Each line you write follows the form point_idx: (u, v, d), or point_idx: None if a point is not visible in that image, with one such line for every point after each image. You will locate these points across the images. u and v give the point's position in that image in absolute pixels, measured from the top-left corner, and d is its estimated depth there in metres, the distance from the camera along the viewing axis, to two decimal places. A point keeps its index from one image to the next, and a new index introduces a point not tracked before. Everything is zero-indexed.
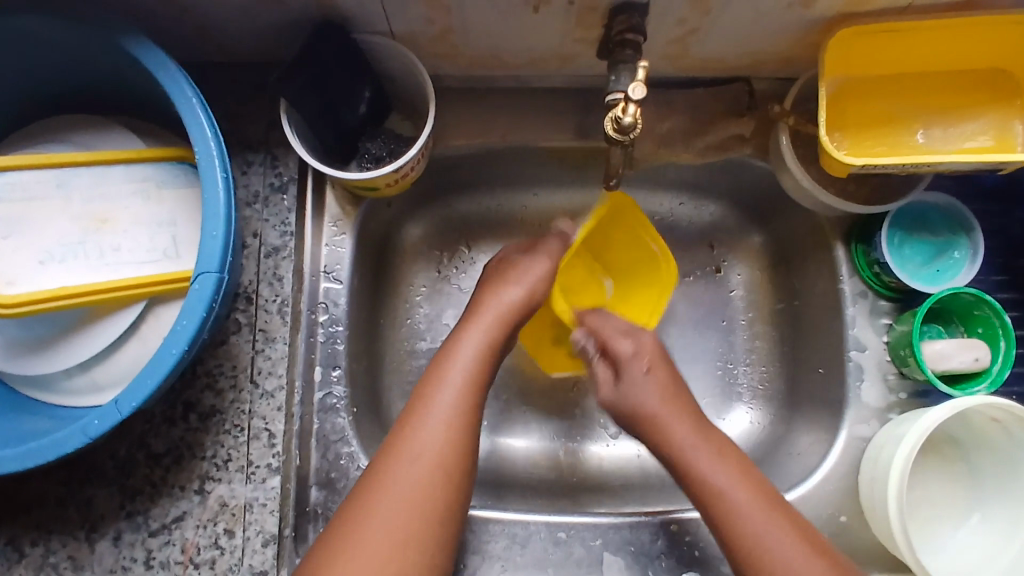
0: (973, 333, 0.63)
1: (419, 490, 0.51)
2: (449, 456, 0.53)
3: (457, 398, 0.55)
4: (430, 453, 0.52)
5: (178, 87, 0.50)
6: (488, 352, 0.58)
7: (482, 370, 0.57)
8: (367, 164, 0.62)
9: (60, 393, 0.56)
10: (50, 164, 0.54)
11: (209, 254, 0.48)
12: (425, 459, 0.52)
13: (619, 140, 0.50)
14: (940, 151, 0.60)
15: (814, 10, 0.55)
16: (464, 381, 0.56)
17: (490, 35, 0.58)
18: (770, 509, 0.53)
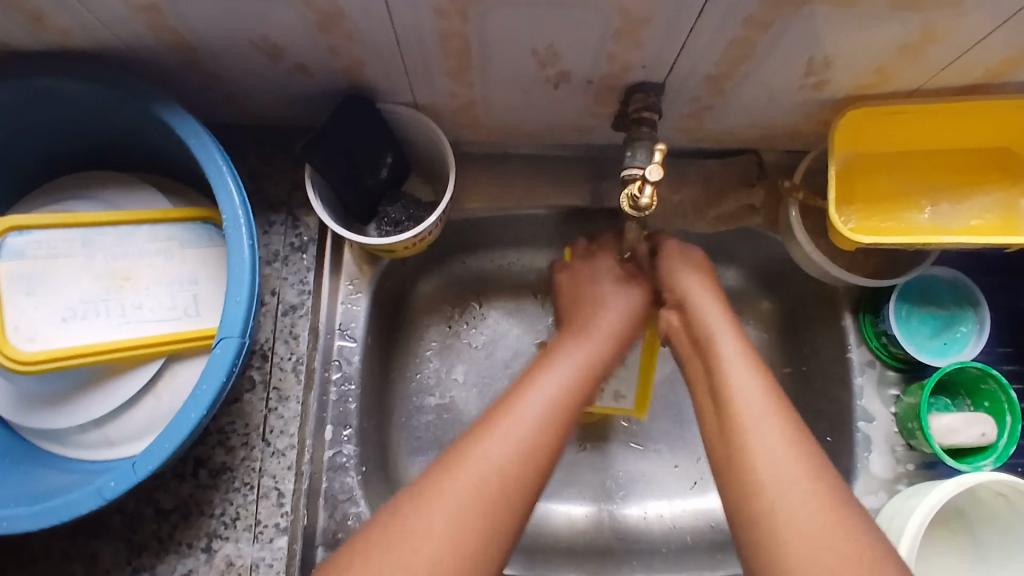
0: (980, 407, 0.64)
1: (480, 507, 0.46)
2: (505, 477, 0.47)
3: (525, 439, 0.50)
4: (487, 484, 0.47)
5: (208, 154, 0.52)
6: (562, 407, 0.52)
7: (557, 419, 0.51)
8: (386, 228, 0.64)
9: (73, 447, 0.57)
10: (77, 223, 0.56)
11: (231, 319, 0.50)
12: (487, 480, 0.47)
13: (636, 216, 0.52)
14: (947, 228, 0.61)
15: (824, 93, 0.57)
16: (537, 422, 0.51)
17: (510, 107, 0.60)
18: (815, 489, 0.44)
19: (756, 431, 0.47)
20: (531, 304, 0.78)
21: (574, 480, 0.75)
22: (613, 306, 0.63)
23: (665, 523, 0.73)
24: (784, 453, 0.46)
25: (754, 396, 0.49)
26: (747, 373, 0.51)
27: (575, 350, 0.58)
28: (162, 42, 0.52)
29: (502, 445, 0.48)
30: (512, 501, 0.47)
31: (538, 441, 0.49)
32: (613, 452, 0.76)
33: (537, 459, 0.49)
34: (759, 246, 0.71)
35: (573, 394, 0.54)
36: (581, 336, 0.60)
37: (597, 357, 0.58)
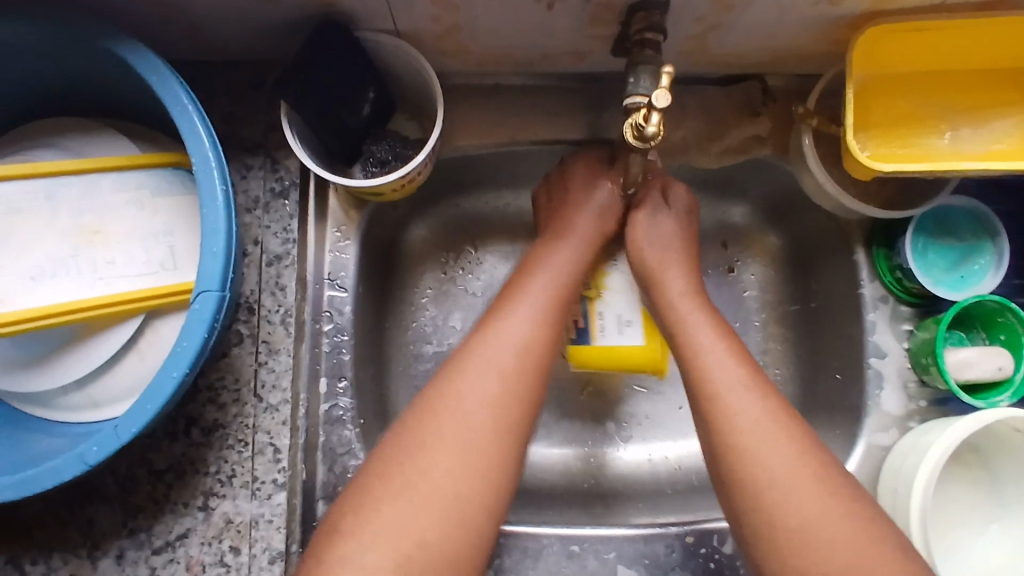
0: (996, 340, 0.62)
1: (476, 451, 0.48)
2: (496, 399, 0.50)
3: (501, 378, 0.50)
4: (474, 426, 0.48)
5: (171, 92, 0.47)
6: (542, 322, 0.55)
7: (539, 338, 0.53)
8: (372, 168, 0.61)
9: (56, 410, 0.54)
10: (38, 174, 0.52)
11: (209, 272, 0.47)
12: (471, 419, 0.49)
13: (641, 147, 0.48)
14: (968, 153, 0.57)
15: (842, 8, 0.52)
16: (511, 350, 0.52)
17: (500, 31, 0.56)
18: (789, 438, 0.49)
19: (728, 399, 0.51)
20: (529, 246, 0.75)
21: (578, 424, 0.73)
22: (597, 198, 0.63)
23: (670, 464, 0.72)
24: (759, 410, 0.50)
25: (732, 382, 0.52)
26: (720, 351, 0.54)
27: (556, 255, 0.60)
28: None
29: (494, 382, 0.50)
30: (506, 422, 0.49)
31: (523, 359, 0.52)
32: (617, 394, 0.74)
33: (531, 379, 0.52)
34: (767, 179, 0.68)
35: (561, 290, 0.57)
36: (561, 237, 0.62)
37: (579, 258, 0.60)
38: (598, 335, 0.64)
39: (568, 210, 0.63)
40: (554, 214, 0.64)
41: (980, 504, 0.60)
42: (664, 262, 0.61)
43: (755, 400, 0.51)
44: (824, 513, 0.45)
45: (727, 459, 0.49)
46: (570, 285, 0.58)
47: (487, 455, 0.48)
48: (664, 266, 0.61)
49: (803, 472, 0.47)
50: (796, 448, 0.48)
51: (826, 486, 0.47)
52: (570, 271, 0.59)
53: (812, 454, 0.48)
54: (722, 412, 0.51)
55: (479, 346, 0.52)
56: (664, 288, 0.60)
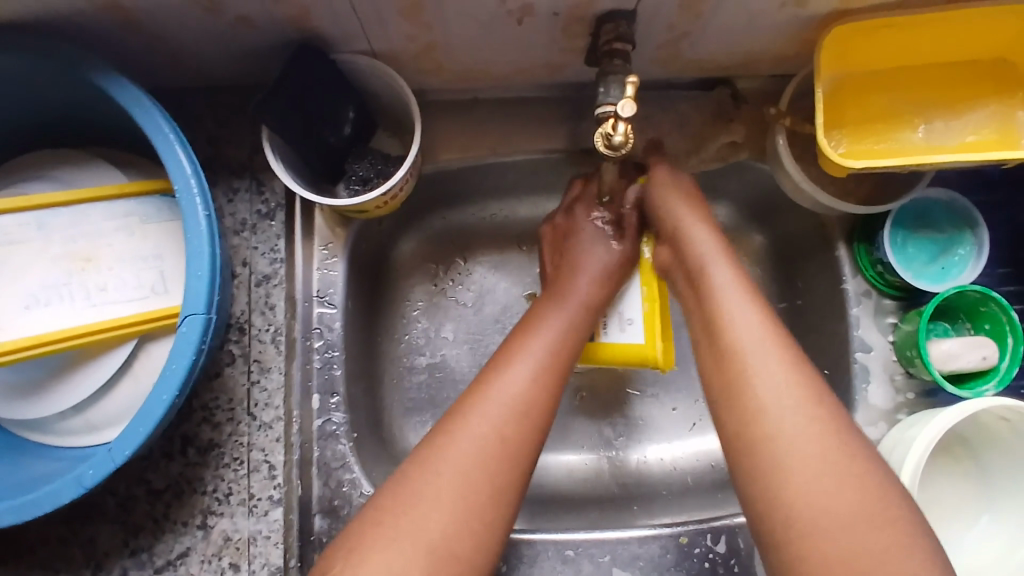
0: (981, 330, 0.62)
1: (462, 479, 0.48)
2: (499, 454, 0.50)
3: (493, 428, 0.51)
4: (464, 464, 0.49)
5: (153, 122, 0.49)
6: (545, 381, 0.54)
7: (536, 402, 0.52)
8: (355, 186, 0.61)
9: (55, 434, 0.56)
10: (29, 206, 0.53)
11: (195, 295, 0.48)
12: (466, 459, 0.49)
13: (611, 155, 0.49)
14: (941, 147, 0.58)
15: (807, 10, 0.53)
16: (508, 409, 0.52)
17: (474, 47, 0.57)
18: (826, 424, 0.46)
19: (749, 367, 0.48)
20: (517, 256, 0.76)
21: (572, 429, 0.74)
22: (593, 259, 0.62)
23: (664, 465, 0.73)
24: (780, 378, 0.48)
25: (765, 359, 0.48)
26: (743, 304, 0.51)
27: (551, 320, 0.58)
28: (93, 5, 0.48)
29: (492, 418, 0.51)
30: (496, 485, 0.49)
31: (513, 446, 0.50)
32: (610, 398, 0.75)
33: (521, 447, 0.51)
34: (748, 179, 0.69)
35: (557, 361, 0.55)
36: (558, 301, 0.60)
37: (573, 324, 0.58)
38: (602, 334, 0.63)
39: (575, 268, 0.62)
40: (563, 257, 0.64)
41: (971, 495, 0.60)
42: (680, 219, 0.58)
43: (777, 356, 0.49)
44: (829, 481, 0.44)
45: (750, 445, 0.47)
46: (570, 350, 0.57)
47: (491, 499, 0.49)
48: (683, 207, 0.58)
49: (813, 432, 0.45)
50: (809, 406, 0.46)
51: (860, 482, 0.44)
52: (568, 337, 0.57)
53: (827, 416, 0.46)
54: (741, 361, 0.49)
55: (482, 396, 0.52)
56: (684, 227, 0.57)
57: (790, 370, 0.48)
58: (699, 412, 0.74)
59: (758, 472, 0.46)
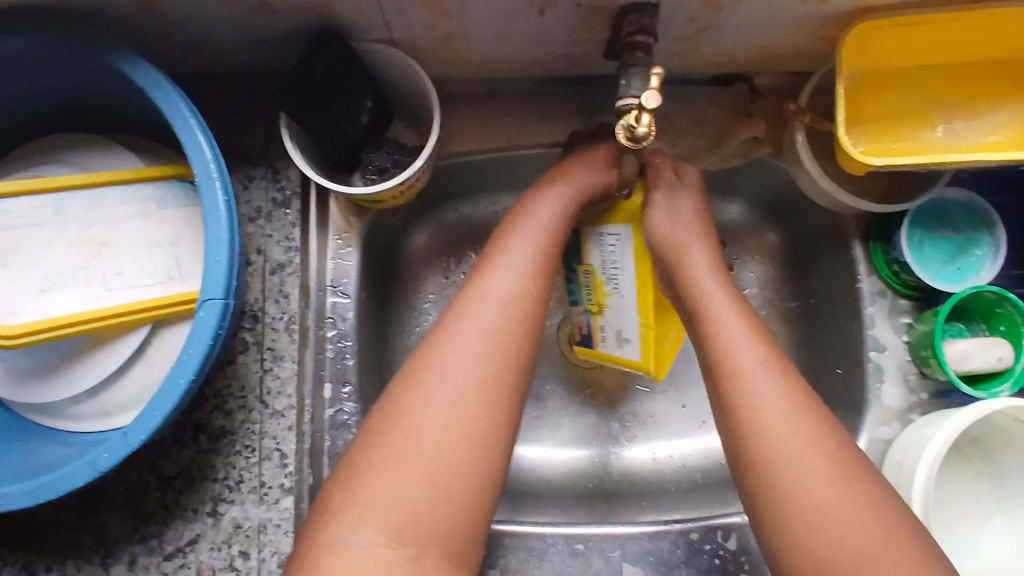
0: (995, 331, 0.62)
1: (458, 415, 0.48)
2: (491, 347, 0.50)
3: (482, 331, 0.50)
4: (460, 387, 0.48)
5: (173, 106, 0.49)
6: (529, 274, 0.54)
7: (523, 293, 0.53)
8: (371, 176, 0.61)
9: (67, 419, 0.56)
10: (47, 189, 0.53)
11: (213, 280, 0.48)
12: (457, 389, 0.48)
13: (633, 147, 0.49)
14: (960, 146, 0.58)
15: (831, 6, 0.53)
16: (499, 305, 0.52)
17: (494, 37, 0.57)
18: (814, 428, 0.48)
19: (752, 397, 0.50)
20: None
21: (582, 424, 0.74)
22: (575, 172, 0.60)
23: (674, 462, 0.72)
24: (780, 406, 0.49)
25: (752, 363, 0.51)
26: (745, 342, 0.52)
27: (538, 209, 0.59)
28: None
29: (481, 337, 0.50)
30: (498, 372, 0.49)
31: (508, 340, 0.51)
32: (619, 394, 0.75)
33: (526, 335, 0.52)
34: (763, 177, 0.68)
35: (543, 254, 0.56)
36: (548, 183, 0.60)
37: (564, 209, 0.59)
38: (602, 343, 0.65)
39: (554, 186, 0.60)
40: (554, 169, 0.62)
41: (983, 497, 0.60)
42: (681, 244, 0.58)
43: (775, 377, 0.50)
44: (838, 498, 0.45)
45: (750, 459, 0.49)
46: (560, 232, 0.58)
47: (489, 410, 0.48)
48: (684, 241, 0.58)
49: (818, 456, 0.47)
50: (816, 440, 0.48)
51: (857, 491, 0.46)
52: (557, 220, 0.58)
53: (832, 441, 0.48)
54: (744, 391, 0.50)
55: (462, 308, 0.52)
56: (686, 268, 0.57)
57: (778, 379, 0.50)
58: (709, 410, 0.74)
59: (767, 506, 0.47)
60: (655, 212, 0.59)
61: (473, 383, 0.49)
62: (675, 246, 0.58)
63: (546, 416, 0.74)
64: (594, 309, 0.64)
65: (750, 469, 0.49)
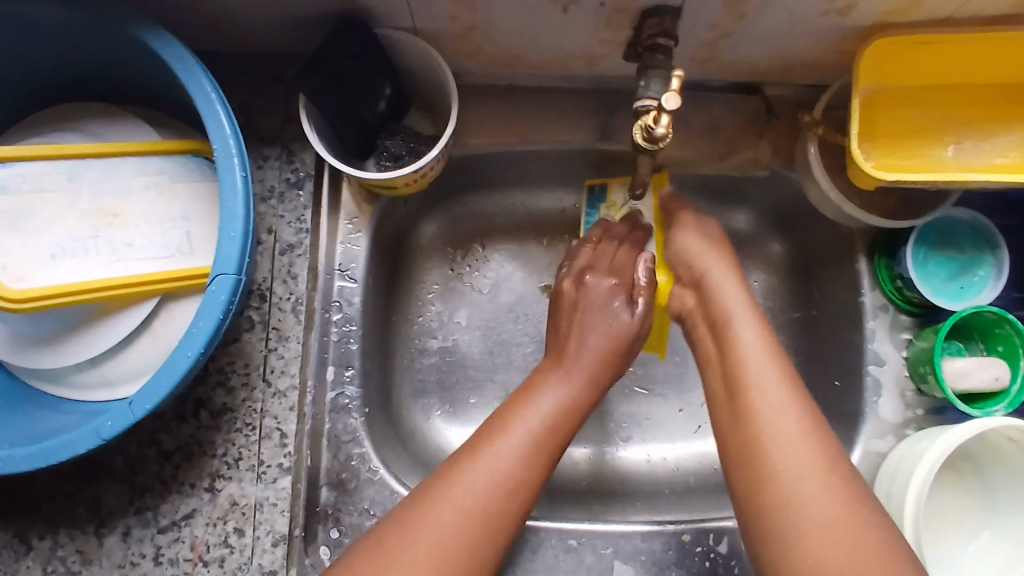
0: (993, 351, 0.63)
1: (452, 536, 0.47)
2: (502, 482, 0.50)
3: (520, 452, 0.51)
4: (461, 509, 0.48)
5: (196, 81, 0.49)
6: (546, 442, 0.53)
7: (553, 431, 0.53)
8: (386, 162, 0.62)
9: (70, 386, 0.56)
10: (63, 156, 0.53)
11: (226, 255, 0.48)
12: (456, 514, 0.48)
13: (649, 148, 0.49)
14: (971, 165, 0.58)
15: (851, 19, 0.54)
16: (512, 463, 0.50)
17: (518, 32, 0.57)
18: (820, 454, 0.47)
19: (773, 428, 0.48)
20: (535, 247, 0.76)
21: None
22: (610, 305, 0.61)
23: (668, 465, 0.73)
24: (795, 432, 0.48)
25: (770, 380, 0.51)
26: (765, 362, 0.52)
27: (554, 386, 0.56)
28: None
29: (511, 458, 0.51)
30: (506, 507, 0.49)
31: (522, 476, 0.50)
32: (616, 394, 0.75)
33: (537, 469, 0.51)
34: (772, 187, 0.69)
35: (558, 420, 0.54)
36: (564, 369, 0.58)
37: (580, 391, 0.56)
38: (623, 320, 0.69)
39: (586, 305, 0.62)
40: (568, 322, 0.61)
41: (974, 513, 0.60)
42: (711, 271, 0.59)
43: (795, 399, 0.50)
44: (844, 525, 0.44)
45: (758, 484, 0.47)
46: (591, 365, 0.58)
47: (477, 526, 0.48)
48: (714, 264, 0.59)
49: (829, 487, 0.46)
50: (825, 468, 0.47)
51: (858, 516, 0.45)
52: (568, 406, 0.55)
53: (841, 476, 0.47)
54: (757, 408, 0.50)
55: (490, 438, 0.52)
56: (718, 285, 0.57)
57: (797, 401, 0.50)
58: (705, 414, 0.74)
59: (761, 498, 0.47)
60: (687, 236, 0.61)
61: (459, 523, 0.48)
62: (703, 271, 0.59)
63: None
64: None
65: (755, 501, 0.47)
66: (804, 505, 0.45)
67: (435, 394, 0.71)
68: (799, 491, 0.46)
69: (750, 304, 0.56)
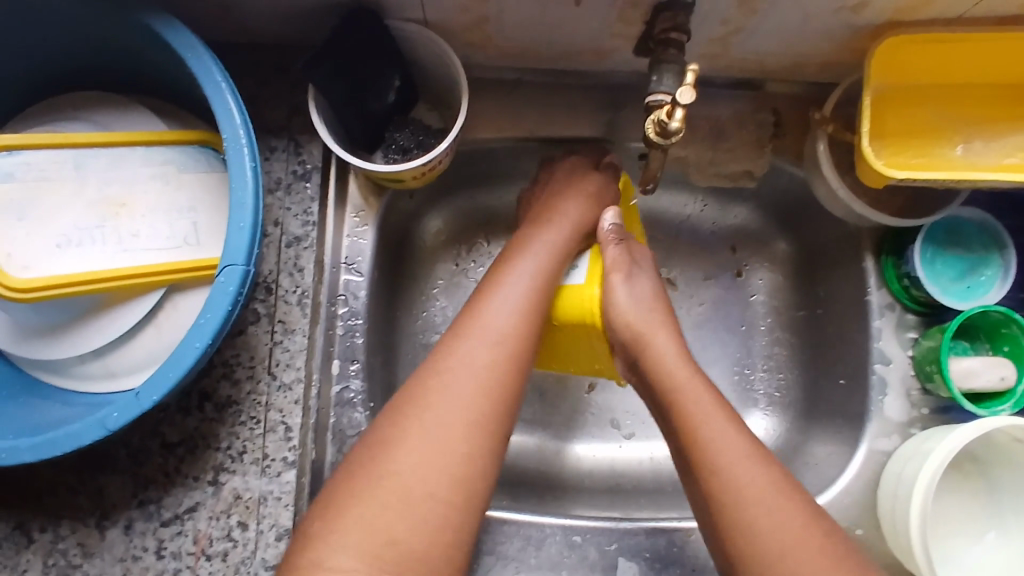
0: (999, 351, 0.63)
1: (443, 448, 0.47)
2: (476, 396, 0.49)
3: (486, 351, 0.51)
4: (454, 420, 0.48)
5: (206, 70, 0.48)
6: (527, 312, 0.54)
7: (525, 325, 0.54)
8: (393, 155, 0.62)
9: (73, 378, 0.55)
10: (69, 144, 0.53)
11: (235, 246, 0.48)
12: (452, 424, 0.48)
13: (663, 142, 0.49)
14: (981, 165, 0.58)
15: (863, 17, 0.54)
16: (482, 373, 0.50)
17: (528, 25, 0.57)
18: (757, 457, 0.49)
19: (716, 433, 0.50)
20: None
21: (582, 420, 0.74)
22: (559, 217, 0.62)
23: (671, 463, 0.73)
24: (737, 442, 0.50)
25: (699, 390, 0.53)
26: (679, 370, 0.54)
27: (523, 262, 0.58)
28: None
29: (478, 365, 0.50)
30: (483, 424, 0.49)
31: (492, 379, 0.50)
32: (620, 391, 0.75)
33: (516, 356, 0.52)
34: (779, 185, 0.69)
35: (526, 309, 0.54)
36: (534, 242, 0.60)
37: (546, 267, 0.58)
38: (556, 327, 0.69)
39: (549, 215, 0.62)
40: (545, 200, 0.64)
41: (979, 513, 0.61)
42: (615, 267, 0.60)
43: (703, 399, 0.52)
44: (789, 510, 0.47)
45: (714, 485, 0.49)
46: (551, 272, 0.58)
47: (473, 439, 0.48)
48: (621, 265, 0.60)
49: (755, 476, 0.48)
50: (755, 468, 0.48)
51: (795, 506, 0.47)
52: (539, 280, 0.57)
53: (774, 471, 0.49)
54: (692, 413, 0.51)
55: (455, 344, 0.52)
56: (613, 288, 0.59)
57: (717, 409, 0.52)
58: None
59: (720, 507, 0.48)
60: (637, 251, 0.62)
61: (457, 429, 0.48)
62: (605, 265, 0.60)
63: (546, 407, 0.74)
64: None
65: (714, 505, 0.48)
66: (755, 505, 0.47)
67: None
68: (731, 466, 0.49)
69: (659, 318, 0.58)
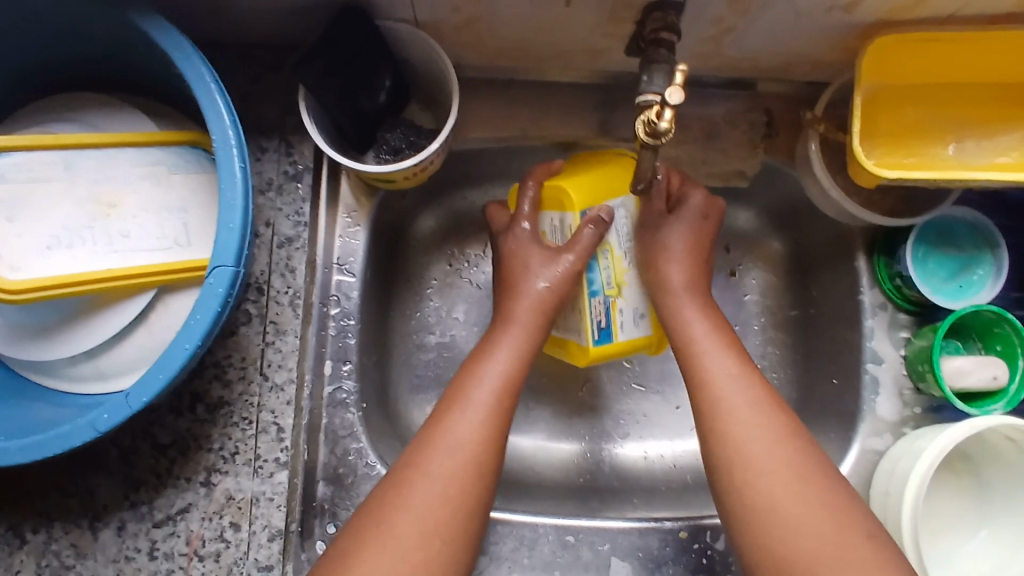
0: (991, 350, 0.63)
1: (448, 496, 0.49)
2: (473, 460, 0.51)
3: (477, 429, 0.52)
4: (449, 480, 0.50)
5: (196, 71, 0.48)
6: (509, 383, 0.55)
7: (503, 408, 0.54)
8: (385, 155, 0.62)
9: (65, 379, 0.55)
10: (59, 145, 0.53)
11: (225, 247, 0.48)
12: (447, 480, 0.50)
13: (653, 142, 0.49)
14: (972, 164, 0.58)
15: (855, 16, 0.54)
16: (464, 455, 0.51)
17: (520, 25, 0.57)
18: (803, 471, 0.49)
19: (743, 434, 0.51)
20: None
21: (575, 419, 0.74)
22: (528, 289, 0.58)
23: (665, 462, 0.73)
24: (775, 455, 0.49)
25: (727, 377, 0.54)
26: (719, 357, 0.55)
27: (499, 348, 0.56)
28: None
29: (464, 447, 0.51)
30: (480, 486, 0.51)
31: (480, 455, 0.51)
32: (614, 391, 0.75)
33: (495, 435, 0.52)
34: (772, 185, 0.69)
35: (508, 388, 0.55)
36: (506, 322, 0.58)
37: (524, 347, 0.57)
38: (619, 333, 0.57)
39: (511, 288, 0.59)
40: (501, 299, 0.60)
41: (971, 512, 0.61)
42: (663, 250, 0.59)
43: (758, 410, 0.52)
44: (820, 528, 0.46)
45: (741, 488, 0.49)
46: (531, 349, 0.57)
47: (463, 505, 0.49)
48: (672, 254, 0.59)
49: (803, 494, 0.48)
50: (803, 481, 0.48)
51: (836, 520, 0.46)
52: (523, 353, 0.56)
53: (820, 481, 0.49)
54: (717, 405, 0.53)
55: (445, 422, 0.52)
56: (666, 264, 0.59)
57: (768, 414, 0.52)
58: None
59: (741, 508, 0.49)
60: (643, 230, 0.59)
61: (452, 486, 0.50)
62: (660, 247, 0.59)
63: (541, 407, 0.74)
64: (615, 293, 0.57)
65: (743, 505, 0.49)
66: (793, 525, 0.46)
67: (433, 389, 0.71)
68: (760, 471, 0.49)
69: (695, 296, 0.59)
